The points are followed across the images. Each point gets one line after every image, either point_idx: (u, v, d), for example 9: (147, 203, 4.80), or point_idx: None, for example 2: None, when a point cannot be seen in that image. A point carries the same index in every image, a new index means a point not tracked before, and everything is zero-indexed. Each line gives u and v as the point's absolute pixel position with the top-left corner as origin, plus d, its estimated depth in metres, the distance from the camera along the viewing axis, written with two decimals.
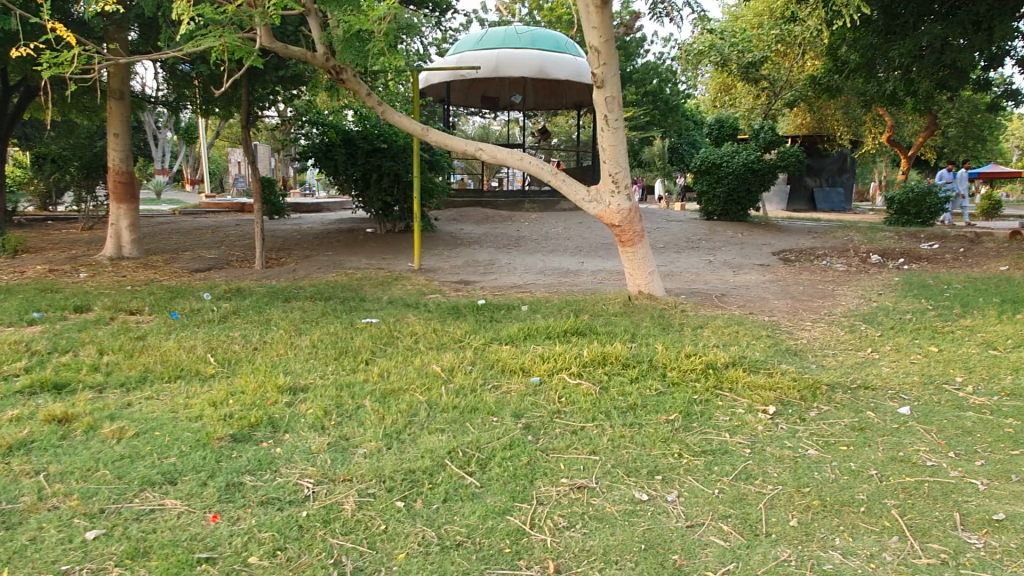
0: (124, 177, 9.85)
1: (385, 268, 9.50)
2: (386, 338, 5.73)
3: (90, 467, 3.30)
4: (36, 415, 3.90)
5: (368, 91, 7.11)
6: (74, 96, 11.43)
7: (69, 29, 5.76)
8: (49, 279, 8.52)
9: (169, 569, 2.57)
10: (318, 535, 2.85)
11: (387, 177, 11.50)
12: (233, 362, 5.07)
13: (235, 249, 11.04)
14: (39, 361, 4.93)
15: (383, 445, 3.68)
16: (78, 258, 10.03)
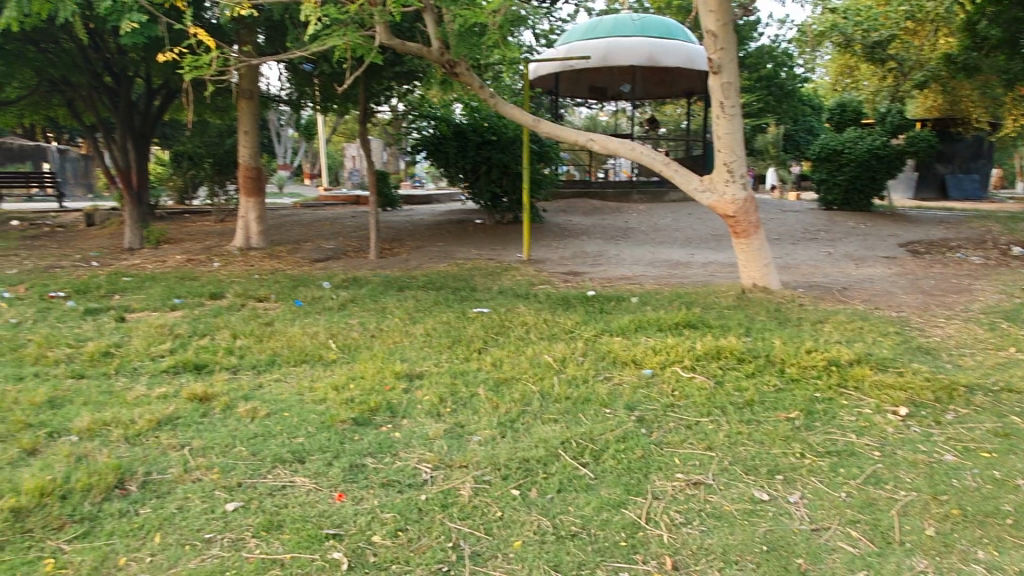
0: (252, 172, 10.45)
1: (495, 259, 9.63)
2: (498, 328, 5.81)
3: (229, 443, 3.54)
4: (180, 394, 4.22)
5: (480, 84, 7.21)
6: (208, 97, 12.23)
7: (208, 34, 6.14)
8: (188, 267, 9.17)
9: (302, 543, 2.72)
10: (437, 519, 2.93)
11: (496, 169, 11.60)
12: (353, 348, 5.29)
13: (352, 240, 11.47)
14: (182, 343, 5.32)
15: (497, 433, 3.74)
16: (212, 248, 10.73)
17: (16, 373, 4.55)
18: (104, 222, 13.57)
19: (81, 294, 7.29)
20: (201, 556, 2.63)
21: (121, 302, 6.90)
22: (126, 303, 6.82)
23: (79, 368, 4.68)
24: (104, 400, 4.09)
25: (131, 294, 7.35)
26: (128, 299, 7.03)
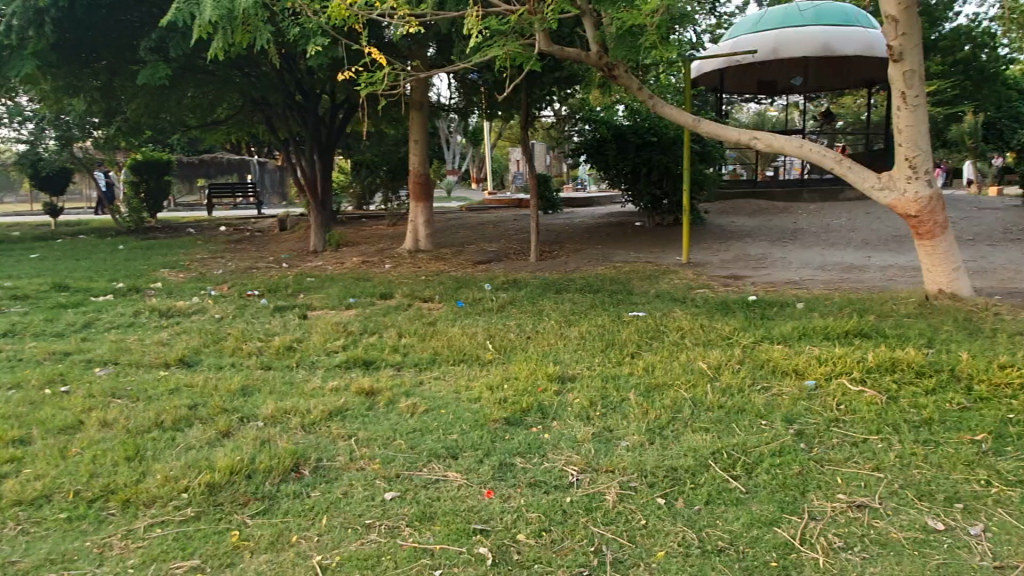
0: (421, 179, 11.04)
1: (653, 262, 9.48)
2: (653, 332, 5.73)
3: (391, 436, 3.79)
4: (350, 387, 4.58)
5: (639, 86, 7.12)
6: (384, 109, 13.06)
7: (382, 52, 6.54)
8: (363, 269, 9.88)
9: (451, 536, 2.86)
10: (581, 522, 2.96)
11: (656, 170, 11.40)
12: (508, 349, 5.45)
13: (513, 243, 11.78)
14: (354, 340, 5.75)
15: (646, 439, 3.71)
16: (385, 250, 11.47)
17: (217, 363, 5.16)
18: (294, 227, 14.92)
19: (272, 292, 8.08)
20: (361, 539, 2.85)
21: (306, 300, 7.58)
22: (309, 302, 7.48)
23: (268, 360, 5.20)
24: (286, 390, 4.53)
25: (314, 293, 8.05)
26: (311, 298, 7.70)
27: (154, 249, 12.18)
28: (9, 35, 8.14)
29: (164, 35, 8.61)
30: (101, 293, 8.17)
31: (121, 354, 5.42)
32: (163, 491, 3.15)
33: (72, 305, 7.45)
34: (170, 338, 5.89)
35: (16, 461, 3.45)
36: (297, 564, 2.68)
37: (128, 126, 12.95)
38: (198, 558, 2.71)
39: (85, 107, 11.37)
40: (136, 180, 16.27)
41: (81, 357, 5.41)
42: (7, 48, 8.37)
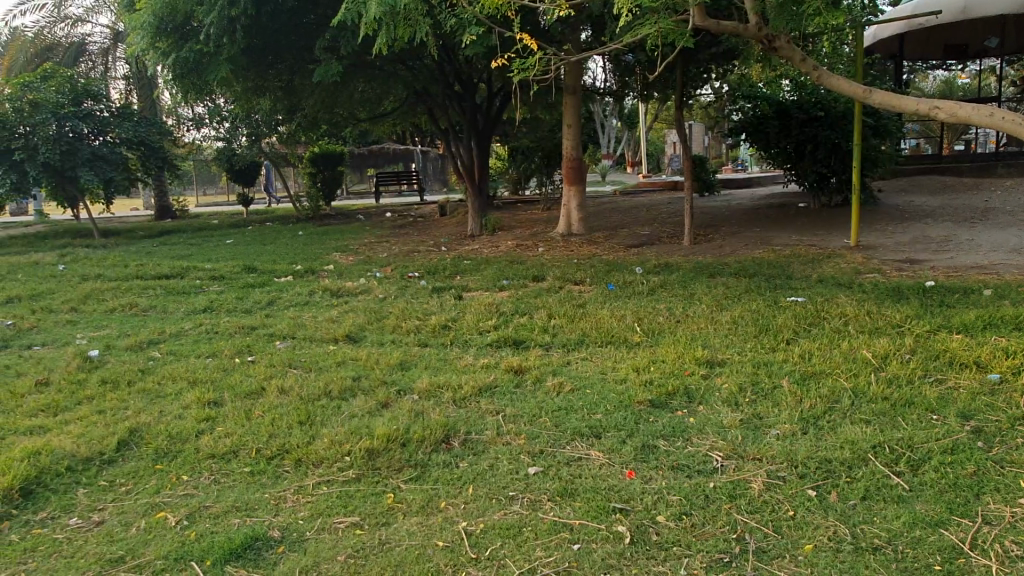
0: (574, 162, 11.09)
1: (817, 245, 8.94)
2: (812, 319, 5.43)
3: (537, 413, 3.91)
4: (501, 365, 4.76)
5: (802, 57, 6.66)
6: (538, 94, 13.20)
7: (533, 37, 6.58)
8: (517, 252, 10.12)
9: (591, 512, 2.91)
10: (724, 509, 2.90)
11: (823, 147, 10.69)
12: (657, 332, 5.39)
13: (668, 226, 11.54)
14: (505, 320, 5.93)
15: (799, 428, 3.55)
16: (539, 234, 11.66)
17: (380, 339, 5.53)
18: (454, 212, 15.53)
19: (431, 274, 8.50)
20: (504, 510, 2.97)
21: (462, 282, 7.90)
22: (465, 283, 7.79)
23: (425, 337, 5.50)
24: (440, 366, 4.79)
25: (470, 275, 8.37)
26: (466, 280, 8.01)
27: (328, 234, 13.17)
28: (208, 44, 9.06)
29: (336, 35, 9.22)
30: (282, 274, 9.00)
31: (297, 329, 5.95)
32: (330, 453, 3.45)
33: (258, 285, 8.27)
34: (339, 316, 6.39)
35: (210, 420, 3.92)
36: (445, 528, 2.85)
37: (307, 121, 14.05)
38: (358, 515, 2.96)
39: (271, 106, 12.46)
40: (314, 171, 17.66)
41: (265, 331, 6.00)
42: (205, 55, 9.32)
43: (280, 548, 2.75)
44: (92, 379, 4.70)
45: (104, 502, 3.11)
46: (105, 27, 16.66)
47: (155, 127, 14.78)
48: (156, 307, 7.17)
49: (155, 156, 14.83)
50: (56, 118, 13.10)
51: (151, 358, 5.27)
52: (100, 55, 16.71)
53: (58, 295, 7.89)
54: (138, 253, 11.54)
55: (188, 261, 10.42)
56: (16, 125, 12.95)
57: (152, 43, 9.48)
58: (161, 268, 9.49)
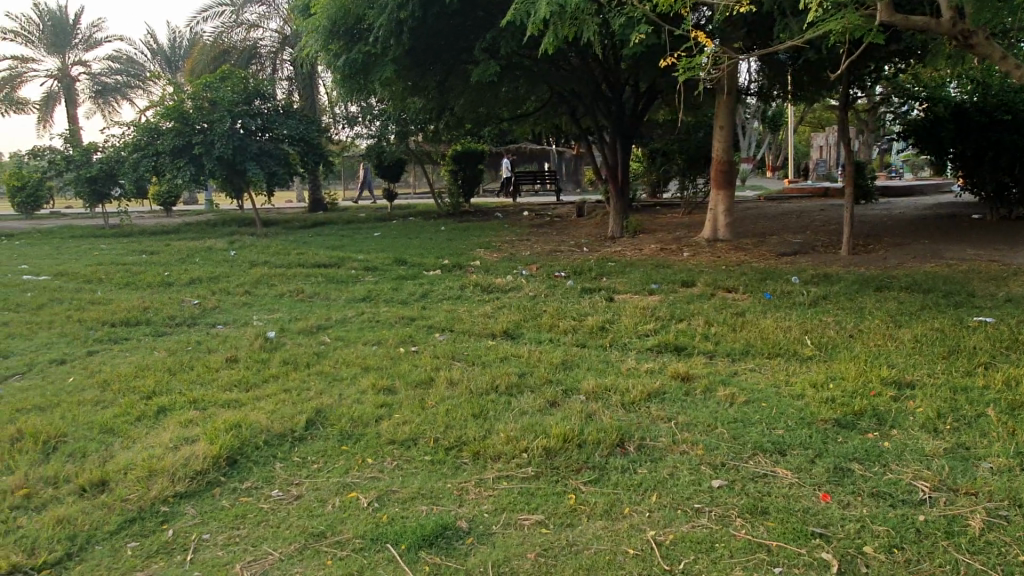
0: (724, 166, 10.72)
1: (999, 261, 8.16)
2: (1010, 342, 4.93)
3: (711, 424, 3.77)
4: (665, 371, 4.64)
5: (1005, 54, 6.03)
6: (686, 94, 12.83)
7: (705, 34, 6.36)
8: (661, 256, 9.90)
9: (787, 534, 2.75)
10: (941, 545, 2.66)
11: (1006, 154, 9.75)
12: (830, 347, 5.07)
13: (822, 235, 10.93)
14: (663, 325, 5.80)
15: (1015, 464, 3.20)
16: (682, 239, 11.35)
17: (537, 337, 5.55)
18: (591, 213, 15.45)
19: (578, 275, 8.46)
20: (692, 522, 2.86)
21: (609, 284, 7.82)
22: (613, 285, 7.68)
23: (582, 338, 5.47)
24: (603, 368, 4.72)
25: (617, 277, 8.26)
26: (614, 282, 7.90)
27: (470, 230, 13.46)
28: (375, 45, 9.48)
29: (494, 35, 9.37)
30: (432, 268, 9.26)
31: (456, 322, 6.08)
32: (507, 449, 3.47)
33: (410, 277, 8.53)
34: (494, 312, 6.47)
35: (388, 406, 4.06)
36: (633, 535, 2.78)
37: (454, 121, 14.43)
38: (541, 514, 2.94)
39: (422, 105, 12.87)
40: (455, 169, 17.99)
41: (424, 322, 6.17)
42: (372, 56, 9.75)
43: (470, 540, 2.77)
44: (274, 359, 5.01)
45: (299, 477, 3.27)
46: (275, 31, 17.86)
47: (315, 125, 15.69)
48: (320, 294, 7.56)
49: (313, 152, 15.79)
50: (231, 116, 14.24)
51: (323, 342, 5.55)
52: (269, 57, 17.91)
53: (233, 278, 8.51)
54: (299, 241, 12.30)
55: (343, 251, 10.96)
56: (197, 121, 14.16)
57: (325, 45, 10.02)
58: (319, 256, 10.02)
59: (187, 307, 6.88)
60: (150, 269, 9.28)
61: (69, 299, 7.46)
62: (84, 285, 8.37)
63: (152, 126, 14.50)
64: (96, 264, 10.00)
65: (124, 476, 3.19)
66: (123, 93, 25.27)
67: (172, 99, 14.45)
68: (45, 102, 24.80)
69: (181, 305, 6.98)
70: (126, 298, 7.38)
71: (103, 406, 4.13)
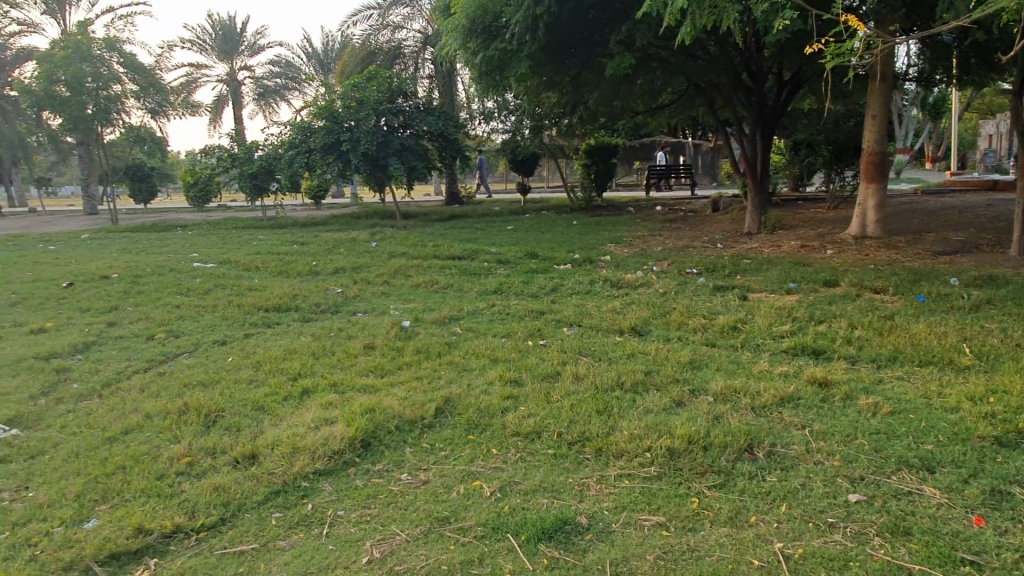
0: (876, 158, 10.00)
1: None
2: None
3: (850, 434, 3.56)
4: (801, 375, 4.42)
5: None
6: (835, 81, 12.06)
7: (857, 19, 5.94)
8: (802, 254, 9.39)
9: (933, 558, 2.55)
10: None
11: None
12: (992, 357, 4.62)
13: (988, 232, 9.94)
14: (801, 327, 5.51)
15: None
16: (826, 235, 10.71)
17: (665, 334, 5.45)
18: (727, 208, 14.91)
19: (710, 271, 8.21)
20: (824, 538, 2.72)
21: (744, 282, 7.52)
22: (747, 284, 7.39)
23: (713, 337, 5.31)
24: (734, 369, 4.56)
25: (753, 275, 7.93)
26: (749, 280, 7.59)
27: (601, 225, 13.38)
28: (512, 42, 9.64)
29: (631, 27, 9.24)
30: (562, 262, 9.30)
31: (584, 317, 6.08)
32: (630, 447, 3.44)
33: (540, 271, 8.61)
34: (623, 307, 6.41)
35: (514, 398, 4.14)
36: (759, 546, 2.68)
37: (588, 115, 14.39)
38: (663, 516, 2.90)
39: (557, 99, 12.92)
40: (588, 163, 17.72)
41: (552, 316, 6.22)
42: (508, 53, 9.90)
43: (589, 536, 2.78)
44: (408, 348, 5.23)
45: (427, 462, 3.42)
46: (417, 31, 18.55)
47: (453, 121, 16.18)
48: (453, 286, 7.80)
49: (450, 147, 16.33)
50: (376, 113, 14.96)
51: (454, 333, 5.73)
52: (412, 57, 18.64)
53: (374, 269, 8.95)
54: (435, 234, 12.74)
55: (477, 244, 11.23)
56: (345, 120, 14.98)
57: (464, 43, 10.29)
58: (454, 249, 10.34)
59: (331, 296, 7.32)
60: (301, 259, 9.94)
61: (230, 285, 8.14)
62: (244, 273, 9.10)
63: (306, 125, 15.49)
64: (254, 253, 10.83)
65: (271, 452, 3.46)
66: (281, 94, 27.13)
67: (324, 99, 15.39)
68: (215, 105, 27.12)
69: (326, 294, 7.44)
70: (279, 286, 7.95)
71: (256, 385, 4.50)
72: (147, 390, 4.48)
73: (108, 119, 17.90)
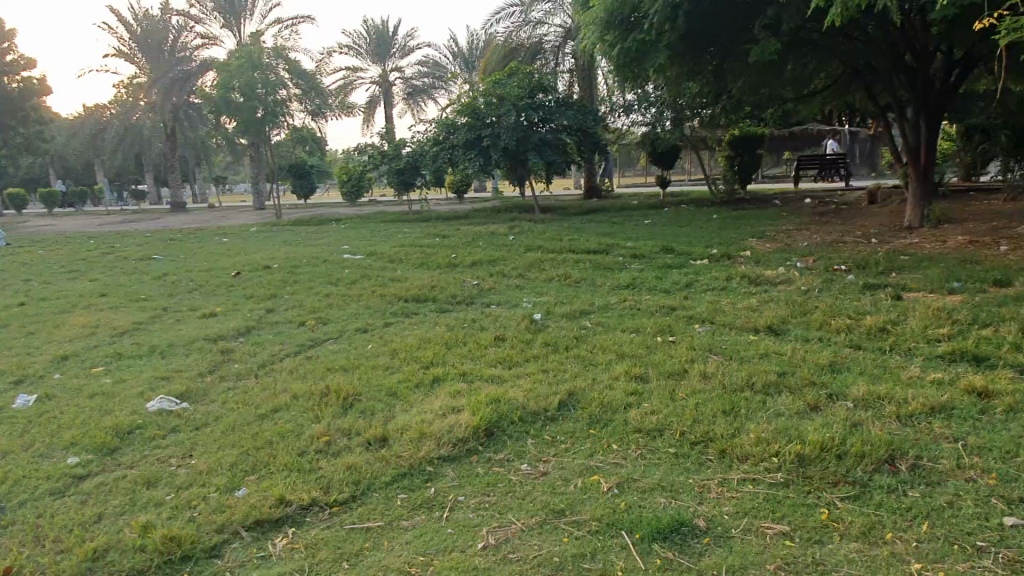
0: None
1: None
2: None
3: (1011, 450, 3.22)
4: (957, 383, 4.04)
5: None
6: (1016, 57, 10.85)
7: None
8: (970, 250, 8.55)
9: None
10: None
11: None
12: None
13: None
14: (961, 330, 5.04)
15: None
16: (1001, 229, 9.69)
17: (805, 335, 5.17)
18: (886, 200, 13.84)
19: (861, 268, 7.68)
20: (970, 563, 2.49)
21: (899, 280, 6.97)
22: (903, 282, 6.84)
23: (858, 339, 4.97)
24: (879, 374, 4.25)
25: (910, 272, 7.33)
26: (904, 278, 7.02)
27: (743, 219, 12.85)
28: (650, 32, 9.51)
29: (777, 10, 8.81)
30: (699, 257, 9.04)
31: (717, 314, 5.89)
32: (757, 451, 3.31)
33: (676, 266, 8.42)
34: (760, 305, 6.15)
35: (638, 395, 4.10)
36: (893, 566, 2.50)
37: (732, 104, 13.86)
38: (787, 525, 2.77)
39: (698, 89, 12.55)
40: (732, 155, 16.98)
41: (684, 312, 6.08)
42: (647, 44, 9.75)
43: (706, 540, 2.71)
44: (537, 340, 5.31)
45: (547, 455, 3.46)
46: (558, 26, 18.66)
47: (593, 114, 16.14)
48: (586, 280, 7.80)
49: (589, 140, 16.31)
50: (517, 109, 15.21)
51: (583, 327, 5.75)
52: (553, 52, 18.78)
53: (509, 262, 9.13)
54: (572, 228, 12.79)
55: (613, 238, 11.16)
56: (486, 116, 15.35)
57: (602, 35, 10.28)
58: (589, 243, 10.33)
59: (467, 288, 7.55)
60: (441, 252, 10.33)
61: (375, 276, 8.60)
62: (388, 264, 9.57)
63: (449, 122, 16.03)
64: (400, 246, 11.38)
65: (401, 436, 3.65)
66: (429, 93, 28.19)
67: (467, 97, 15.86)
68: (369, 106, 28.66)
69: (462, 285, 7.68)
70: (420, 278, 8.31)
71: (392, 371, 4.75)
72: (296, 372, 4.85)
73: (276, 122, 19.36)
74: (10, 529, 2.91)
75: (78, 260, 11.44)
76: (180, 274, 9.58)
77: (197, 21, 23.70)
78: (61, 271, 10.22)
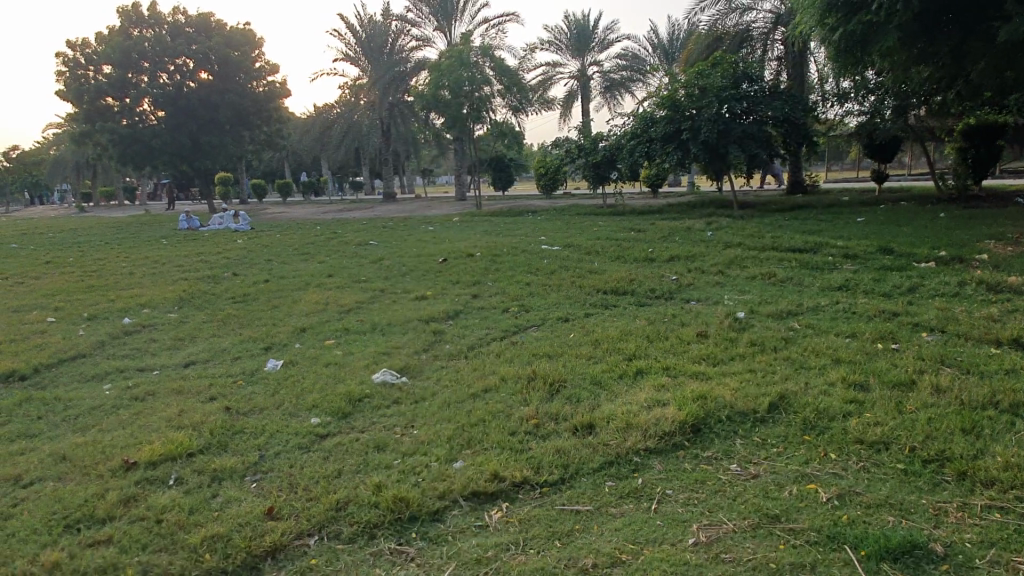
0: None
1: None
2: None
3: None
4: None
5: None
6: None
7: None
8: None
9: None
10: None
11: None
12: None
13: None
14: None
15: None
16: None
17: None
18: None
19: None
20: None
21: None
22: None
23: None
24: None
25: None
26: None
27: (978, 218, 11.47)
28: (878, 13, 8.78)
29: None
30: (924, 259, 8.23)
31: (949, 323, 5.33)
32: (1005, 477, 2.97)
33: (896, 269, 7.73)
34: (1003, 315, 5.47)
35: (858, 403, 3.83)
36: None
37: (970, 91, 12.39)
38: None
39: (929, 74, 11.41)
40: (965, 147, 15.18)
41: (909, 318, 5.57)
42: (874, 26, 9.05)
43: (945, 567, 2.47)
44: (743, 339, 5.14)
45: (758, 457, 3.35)
46: (768, 12, 17.78)
47: (802, 104, 15.21)
48: (794, 279, 7.40)
49: (798, 132, 15.37)
50: (719, 100, 14.67)
51: (792, 328, 5.47)
52: (761, 39, 17.90)
53: (709, 258, 8.89)
54: (774, 224, 12.17)
55: (823, 236, 10.47)
56: (687, 108, 14.98)
57: (821, 19, 9.69)
58: (795, 240, 9.77)
59: (665, 282, 7.47)
60: (638, 245, 10.29)
61: (573, 267, 8.76)
62: (585, 256, 9.72)
63: (648, 115, 15.84)
64: (596, 238, 11.51)
65: (607, 424, 3.71)
66: (627, 87, 28.02)
67: (668, 89, 15.61)
68: (567, 100, 29.05)
69: (661, 280, 7.60)
70: (617, 270, 8.34)
71: (595, 361, 4.83)
72: (503, 356, 5.09)
73: (480, 118, 20.29)
74: (270, 474, 3.34)
75: (309, 244, 12.78)
76: (394, 258, 10.40)
77: (414, 24, 25.39)
78: (296, 253, 11.46)
